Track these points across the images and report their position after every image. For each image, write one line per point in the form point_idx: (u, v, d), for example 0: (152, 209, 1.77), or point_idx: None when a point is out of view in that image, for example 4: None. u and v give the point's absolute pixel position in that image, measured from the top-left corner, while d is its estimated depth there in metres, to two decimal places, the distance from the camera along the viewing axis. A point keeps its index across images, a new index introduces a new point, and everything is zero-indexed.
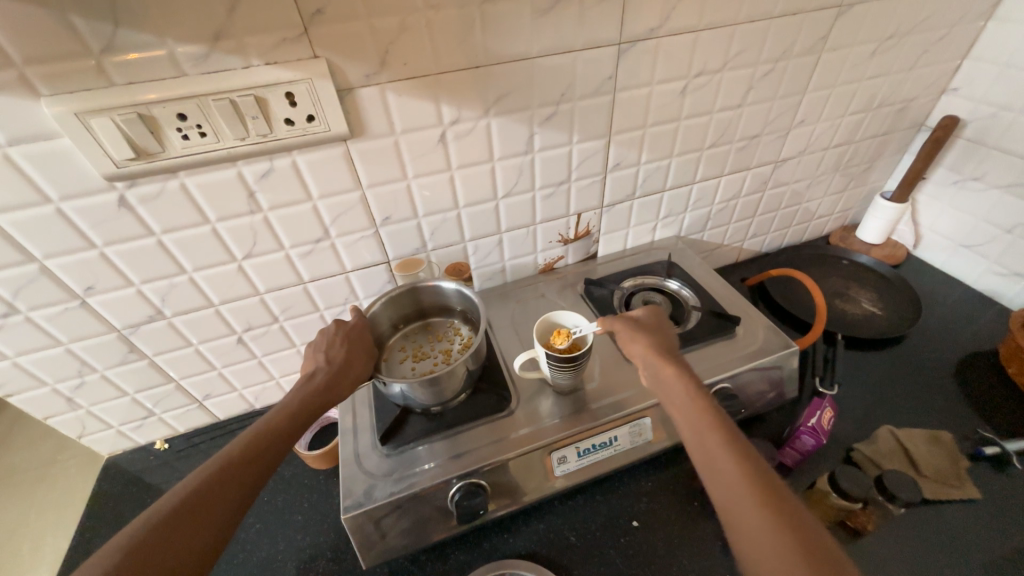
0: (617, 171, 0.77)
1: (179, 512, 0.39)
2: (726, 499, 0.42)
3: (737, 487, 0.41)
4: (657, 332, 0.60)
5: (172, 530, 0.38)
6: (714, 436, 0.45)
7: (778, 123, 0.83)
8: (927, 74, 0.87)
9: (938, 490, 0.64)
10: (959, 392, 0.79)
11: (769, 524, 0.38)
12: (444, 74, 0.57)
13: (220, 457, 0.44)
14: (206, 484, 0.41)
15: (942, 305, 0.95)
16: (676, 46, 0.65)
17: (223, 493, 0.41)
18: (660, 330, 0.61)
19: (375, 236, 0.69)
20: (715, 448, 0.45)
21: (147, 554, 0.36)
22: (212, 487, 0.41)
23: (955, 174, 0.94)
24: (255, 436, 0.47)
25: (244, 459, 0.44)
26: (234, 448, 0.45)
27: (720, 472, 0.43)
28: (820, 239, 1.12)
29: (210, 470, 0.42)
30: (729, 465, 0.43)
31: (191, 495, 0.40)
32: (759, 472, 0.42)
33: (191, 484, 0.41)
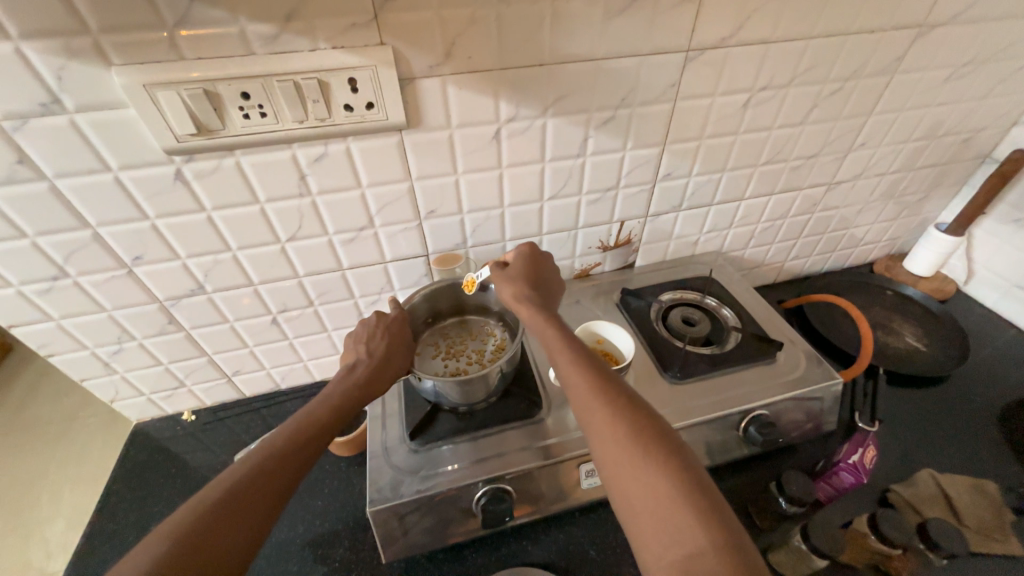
0: (667, 181, 0.75)
1: (220, 504, 0.38)
2: (586, 414, 0.45)
3: (581, 392, 0.46)
4: (530, 270, 0.62)
5: (216, 521, 0.37)
6: (563, 356, 0.50)
7: (837, 144, 0.79)
8: (1001, 105, 0.83)
9: (981, 542, 0.61)
10: (1005, 440, 0.75)
11: (607, 414, 0.43)
12: (507, 70, 0.55)
13: (261, 449, 0.44)
14: (248, 476, 0.41)
15: (991, 347, 0.91)
16: (745, 57, 0.63)
17: (262, 486, 0.41)
18: (538, 268, 0.63)
19: (417, 229, 0.68)
20: (574, 371, 0.48)
21: (192, 545, 0.36)
22: (254, 479, 0.41)
23: (1018, 212, 0.89)
24: (294, 429, 0.46)
25: (285, 452, 0.44)
26: (274, 440, 0.45)
27: (579, 393, 0.46)
28: (864, 266, 1.08)
29: (251, 462, 0.42)
30: (586, 384, 0.46)
31: (233, 487, 0.40)
32: (612, 391, 0.45)
33: (232, 476, 0.41)
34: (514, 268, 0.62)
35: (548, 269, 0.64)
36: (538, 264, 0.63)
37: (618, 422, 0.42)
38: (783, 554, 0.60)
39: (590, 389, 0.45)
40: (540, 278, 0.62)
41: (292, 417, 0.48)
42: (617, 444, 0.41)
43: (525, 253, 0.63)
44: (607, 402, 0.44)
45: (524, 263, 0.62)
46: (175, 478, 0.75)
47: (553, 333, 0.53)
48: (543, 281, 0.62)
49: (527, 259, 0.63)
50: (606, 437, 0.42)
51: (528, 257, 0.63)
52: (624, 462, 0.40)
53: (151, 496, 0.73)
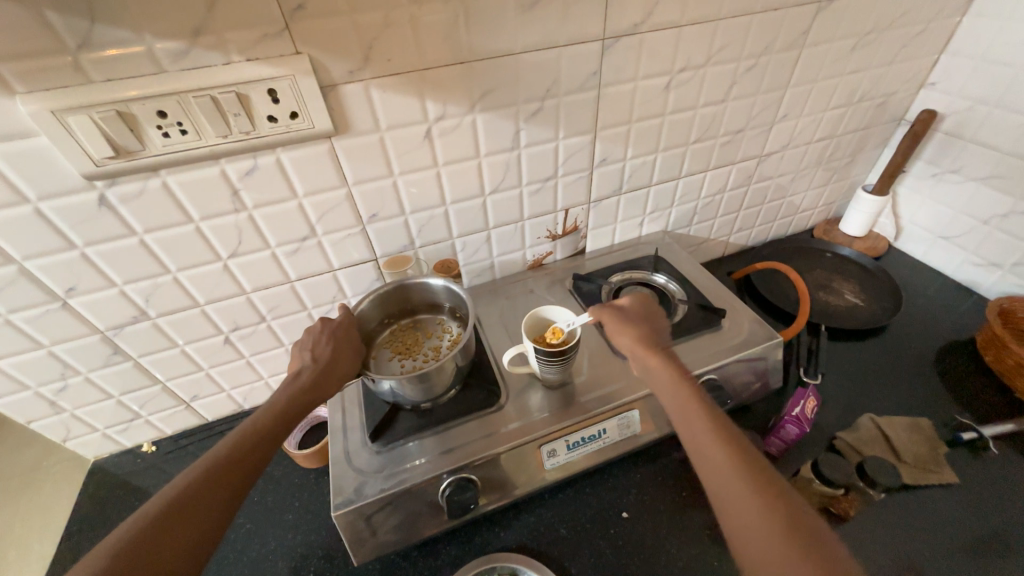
0: (604, 166, 0.77)
1: (163, 517, 0.39)
2: (697, 449, 0.47)
3: (710, 448, 0.46)
4: (642, 312, 0.64)
5: (158, 534, 0.38)
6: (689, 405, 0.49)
7: (761, 118, 0.84)
8: (905, 69, 0.89)
9: (918, 475, 0.66)
10: (938, 379, 0.81)
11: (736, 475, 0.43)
12: (429, 70, 0.57)
13: (205, 461, 0.44)
14: (191, 489, 0.41)
15: (922, 296, 0.97)
16: (660, 41, 0.66)
17: (207, 497, 0.42)
18: (649, 319, 0.63)
19: (361, 233, 0.69)
20: (683, 405, 0.50)
21: (131, 562, 0.36)
22: (198, 491, 0.41)
23: (933, 167, 0.96)
24: (241, 436, 0.47)
25: (229, 463, 0.45)
26: (219, 449, 0.46)
27: (689, 428, 0.48)
28: (805, 232, 1.14)
29: (195, 473, 0.43)
30: (697, 419, 0.48)
31: (176, 500, 0.40)
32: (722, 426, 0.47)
33: (176, 487, 0.41)
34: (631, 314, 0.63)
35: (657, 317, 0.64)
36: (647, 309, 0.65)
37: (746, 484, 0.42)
38: None
39: (700, 423, 0.48)
40: (651, 320, 0.63)
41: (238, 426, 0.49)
42: (726, 476, 0.43)
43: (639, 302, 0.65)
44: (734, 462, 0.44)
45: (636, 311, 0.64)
46: None
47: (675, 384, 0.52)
48: (654, 327, 0.62)
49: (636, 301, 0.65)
50: (728, 490, 0.42)
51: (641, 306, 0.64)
52: (727, 485, 0.43)
53: None
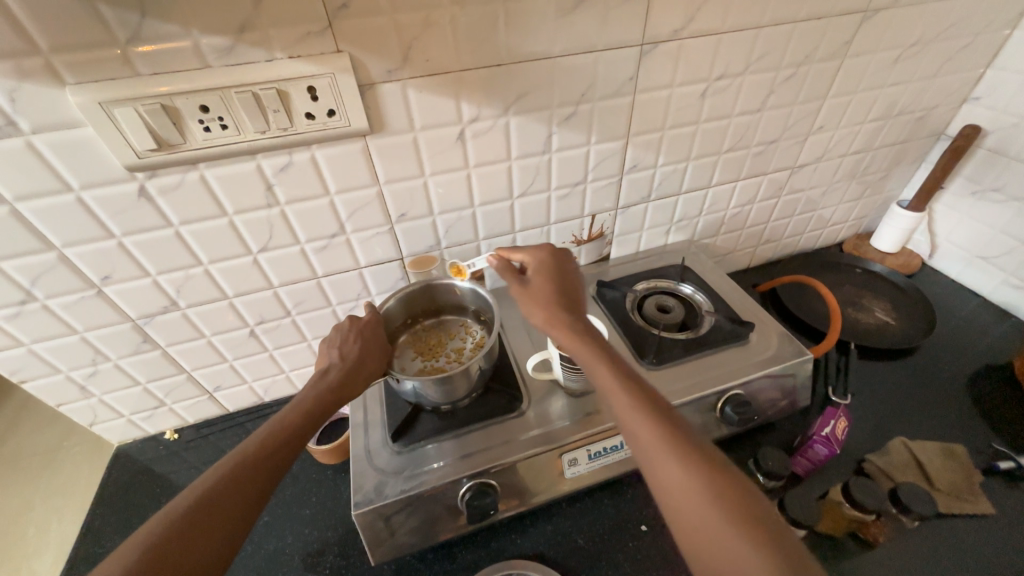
0: (633, 173, 0.76)
1: (192, 513, 0.39)
2: (652, 463, 0.42)
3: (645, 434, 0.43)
4: (563, 283, 0.58)
5: (189, 529, 0.38)
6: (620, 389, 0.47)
7: (796, 128, 0.82)
8: (949, 82, 0.86)
9: (952, 504, 0.64)
10: (972, 404, 0.78)
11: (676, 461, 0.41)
12: (466, 71, 0.56)
13: (233, 457, 0.44)
14: (219, 485, 0.41)
15: (956, 316, 0.94)
16: (699, 48, 0.64)
17: (236, 492, 0.42)
18: (563, 279, 0.59)
19: (389, 232, 0.69)
20: (628, 403, 0.46)
21: (161, 556, 0.36)
22: (228, 486, 0.42)
23: (973, 185, 0.93)
24: (267, 434, 0.47)
25: (256, 460, 0.45)
26: (247, 446, 0.46)
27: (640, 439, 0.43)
28: (834, 246, 1.11)
29: (223, 469, 0.43)
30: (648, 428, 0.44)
31: (205, 496, 0.40)
32: (676, 431, 0.43)
33: (204, 483, 0.41)
34: (543, 277, 0.59)
35: (568, 270, 0.61)
36: (563, 271, 0.60)
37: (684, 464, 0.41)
38: None
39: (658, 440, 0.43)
40: (571, 288, 0.59)
41: (266, 423, 0.49)
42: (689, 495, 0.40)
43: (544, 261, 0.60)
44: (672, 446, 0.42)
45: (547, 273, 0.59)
46: (160, 499, 0.74)
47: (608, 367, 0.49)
48: (566, 286, 0.58)
49: (551, 266, 0.60)
50: (669, 474, 0.41)
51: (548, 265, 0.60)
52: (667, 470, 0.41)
53: (135, 518, 0.72)
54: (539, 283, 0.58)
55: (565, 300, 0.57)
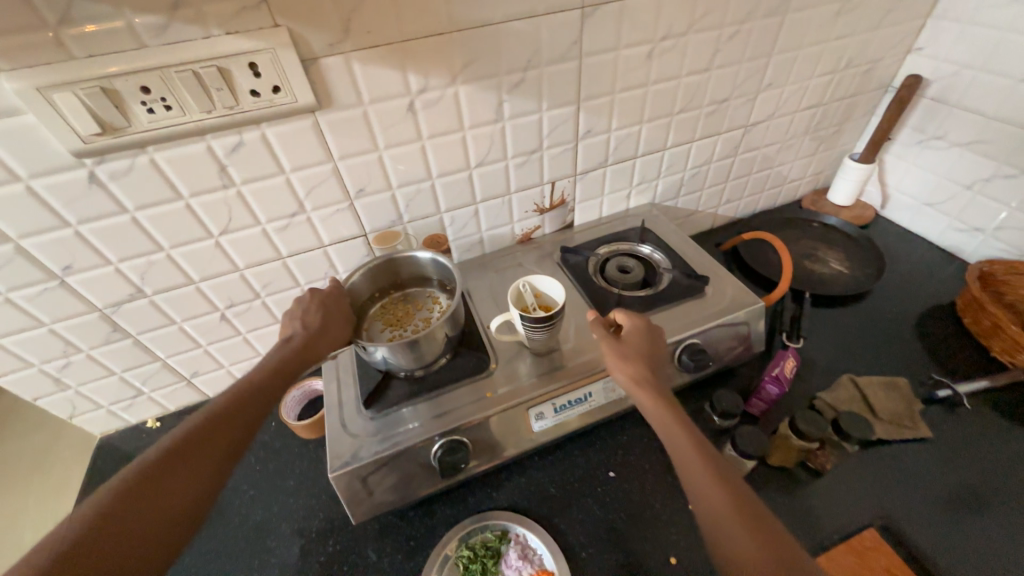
0: (588, 139, 0.78)
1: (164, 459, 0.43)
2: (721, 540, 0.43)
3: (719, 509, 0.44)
4: (654, 357, 0.59)
5: (161, 479, 0.42)
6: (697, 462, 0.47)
7: (746, 86, 0.84)
8: (892, 33, 0.89)
9: (894, 431, 0.69)
10: (916, 342, 0.83)
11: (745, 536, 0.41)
12: (409, 42, 0.57)
13: (204, 413, 0.48)
14: (190, 434, 0.46)
15: (906, 262, 0.99)
16: (641, 8, 0.66)
17: (206, 451, 0.46)
18: (652, 349, 0.60)
19: (350, 209, 0.70)
20: (700, 477, 0.46)
21: (136, 496, 0.41)
22: (198, 440, 0.46)
23: (920, 134, 0.96)
24: (239, 391, 0.51)
25: (226, 415, 0.49)
26: (219, 403, 0.50)
27: (714, 518, 0.44)
28: (793, 203, 1.15)
29: (196, 423, 0.47)
30: (731, 519, 0.43)
31: (178, 445, 0.45)
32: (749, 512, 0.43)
33: (179, 433, 0.46)
34: (633, 340, 0.60)
35: (658, 340, 0.61)
36: (654, 341, 0.61)
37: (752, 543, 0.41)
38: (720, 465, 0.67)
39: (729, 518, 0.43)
40: (661, 365, 0.60)
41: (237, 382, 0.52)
42: None
43: (640, 328, 0.61)
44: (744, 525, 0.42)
45: (638, 338, 0.60)
46: None
47: (686, 438, 0.50)
48: (653, 354, 0.60)
49: (644, 334, 0.61)
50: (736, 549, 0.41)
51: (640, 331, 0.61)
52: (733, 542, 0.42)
53: None
54: (624, 346, 0.60)
55: (653, 368, 0.58)
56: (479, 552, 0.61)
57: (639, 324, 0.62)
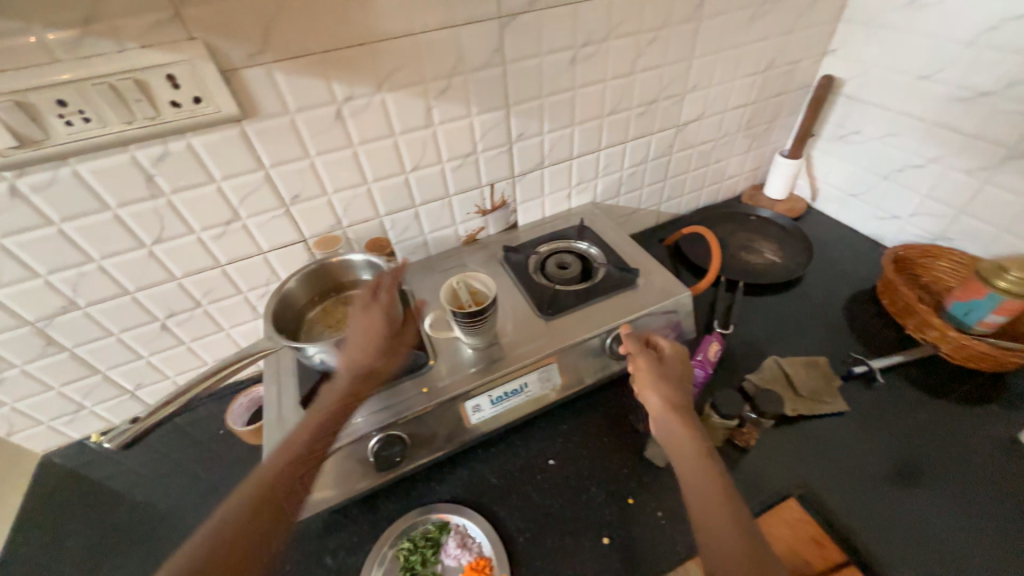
0: (521, 141, 0.81)
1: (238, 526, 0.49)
2: (709, 533, 0.51)
3: (715, 511, 0.52)
4: (683, 383, 0.64)
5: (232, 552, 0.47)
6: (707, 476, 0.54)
7: (672, 88, 0.89)
8: (807, 37, 0.95)
9: (814, 407, 0.73)
10: (839, 324, 0.88)
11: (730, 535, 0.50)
12: (330, 52, 0.59)
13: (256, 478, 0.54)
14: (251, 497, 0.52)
15: (834, 250, 1.05)
16: (558, 18, 0.70)
17: (261, 517, 0.51)
18: (679, 374, 0.65)
19: (286, 215, 0.71)
20: (704, 485, 0.54)
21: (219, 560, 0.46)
22: (256, 507, 0.51)
23: (839, 130, 1.03)
24: (287, 449, 0.56)
25: (282, 479, 0.54)
26: (274, 463, 0.55)
27: (710, 519, 0.51)
28: (733, 198, 1.20)
29: (252, 486, 0.53)
30: (724, 521, 0.51)
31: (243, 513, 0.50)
32: (739, 520, 0.51)
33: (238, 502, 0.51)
34: (670, 365, 0.65)
35: (686, 370, 0.66)
36: (683, 369, 0.66)
37: (737, 544, 0.49)
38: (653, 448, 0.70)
39: (724, 520, 0.51)
40: (689, 392, 0.65)
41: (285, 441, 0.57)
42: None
43: (679, 355, 0.66)
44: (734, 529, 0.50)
45: (674, 364, 0.65)
46: (90, 498, 0.75)
47: (701, 453, 0.56)
48: (682, 377, 0.65)
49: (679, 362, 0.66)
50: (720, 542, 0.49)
51: (676, 358, 0.66)
52: (721, 538, 0.50)
53: (64, 519, 0.73)
54: (664, 368, 0.64)
55: (684, 392, 0.63)
56: (419, 543, 0.63)
57: (676, 352, 0.66)
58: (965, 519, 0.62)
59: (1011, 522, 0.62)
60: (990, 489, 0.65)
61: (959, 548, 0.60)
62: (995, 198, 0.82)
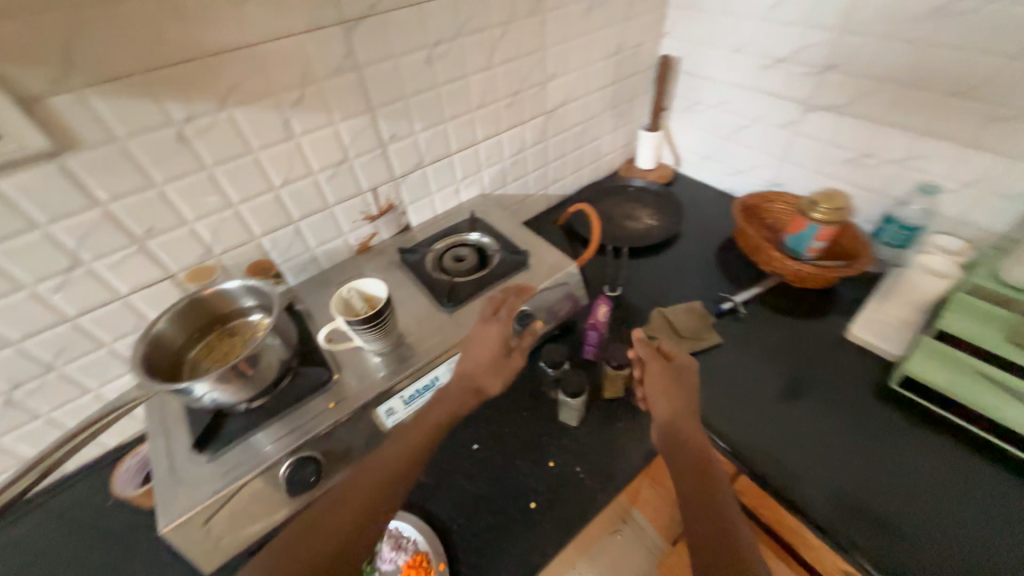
0: (395, 143, 0.82)
1: (306, 531, 0.53)
2: (700, 529, 0.53)
3: (706, 506, 0.54)
4: (694, 393, 0.64)
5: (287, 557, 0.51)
6: (697, 477, 0.57)
7: (533, 78, 0.94)
8: (643, 22, 1.06)
9: (694, 343, 0.85)
10: (709, 270, 1.01)
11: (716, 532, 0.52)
12: (155, 70, 0.55)
13: (340, 495, 0.56)
14: (326, 512, 0.55)
15: (699, 208, 1.19)
16: (404, 19, 0.71)
17: (326, 537, 0.53)
18: (687, 384, 0.64)
19: (142, 252, 0.65)
20: (696, 488, 0.56)
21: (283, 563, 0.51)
22: (328, 524, 0.54)
23: (685, 102, 1.17)
24: (378, 476, 0.57)
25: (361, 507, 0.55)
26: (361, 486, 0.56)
27: (703, 515, 0.54)
28: (613, 174, 1.31)
29: (326, 501, 0.56)
30: (716, 521, 0.53)
31: (316, 524, 0.54)
32: (725, 521, 0.53)
33: (312, 514, 0.55)
34: (678, 375, 0.65)
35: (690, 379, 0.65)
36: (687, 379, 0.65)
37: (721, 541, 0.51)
38: (566, 412, 0.74)
39: (711, 518, 0.53)
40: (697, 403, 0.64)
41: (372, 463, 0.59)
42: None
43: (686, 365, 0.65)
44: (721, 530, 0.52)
45: (681, 374, 0.65)
46: None
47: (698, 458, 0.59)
48: (687, 387, 0.64)
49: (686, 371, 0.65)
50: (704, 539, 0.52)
51: (683, 368, 0.65)
52: (708, 533, 0.52)
53: None
54: (674, 376, 0.64)
55: (688, 401, 0.63)
56: None
57: (683, 361, 0.66)
58: (838, 426, 0.74)
59: (876, 422, 0.73)
60: (850, 392, 0.78)
61: (832, 445, 0.71)
62: (804, 145, 0.99)
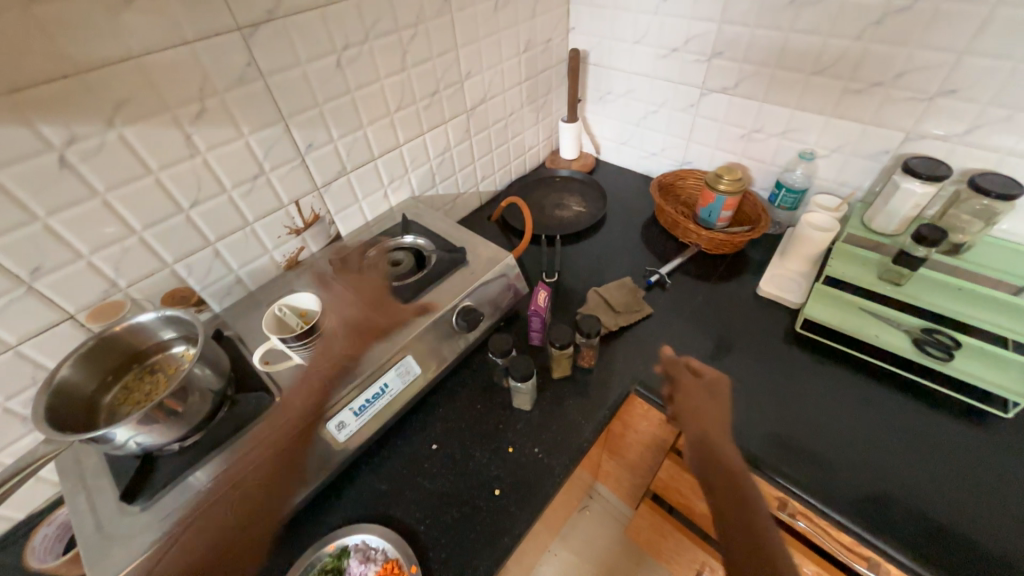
0: (313, 152, 0.79)
1: (231, 492, 0.59)
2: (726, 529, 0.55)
3: (731, 505, 0.56)
4: (723, 412, 0.65)
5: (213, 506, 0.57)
6: (724, 479, 0.58)
7: (448, 77, 0.95)
8: (549, 18, 1.11)
9: (629, 315, 0.90)
10: (636, 248, 1.08)
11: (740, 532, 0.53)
12: (20, 91, 0.50)
13: (262, 452, 0.62)
14: (254, 467, 0.61)
15: (621, 191, 1.27)
16: (307, 25, 0.69)
17: (252, 486, 0.60)
18: (715, 403, 0.66)
19: (30, 294, 0.59)
20: (723, 490, 0.57)
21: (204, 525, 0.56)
22: (260, 474, 0.61)
23: (598, 92, 1.23)
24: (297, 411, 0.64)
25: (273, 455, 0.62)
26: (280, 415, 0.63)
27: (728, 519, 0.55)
28: (540, 166, 1.36)
29: (247, 457, 0.60)
30: (739, 519, 0.54)
31: (240, 477, 0.59)
32: (752, 519, 0.54)
33: (236, 474, 0.59)
34: (702, 395, 0.67)
35: (721, 396, 0.67)
36: (716, 396, 0.66)
37: (745, 540, 0.53)
38: (519, 398, 0.76)
39: (738, 514, 0.55)
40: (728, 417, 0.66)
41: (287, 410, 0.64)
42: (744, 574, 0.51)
43: (715, 384, 0.67)
44: (747, 527, 0.53)
45: (706, 393, 0.67)
46: None
47: (725, 461, 0.60)
48: (716, 404, 0.66)
49: (714, 392, 0.67)
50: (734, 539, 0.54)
51: (710, 386, 0.67)
52: (735, 530, 0.54)
53: None
54: (702, 394, 0.67)
55: (718, 417, 0.65)
56: None
57: (715, 379, 0.68)
58: (758, 374, 0.82)
59: (791, 367, 0.83)
60: (768, 344, 0.87)
61: (748, 390, 0.80)
62: (705, 126, 1.08)
